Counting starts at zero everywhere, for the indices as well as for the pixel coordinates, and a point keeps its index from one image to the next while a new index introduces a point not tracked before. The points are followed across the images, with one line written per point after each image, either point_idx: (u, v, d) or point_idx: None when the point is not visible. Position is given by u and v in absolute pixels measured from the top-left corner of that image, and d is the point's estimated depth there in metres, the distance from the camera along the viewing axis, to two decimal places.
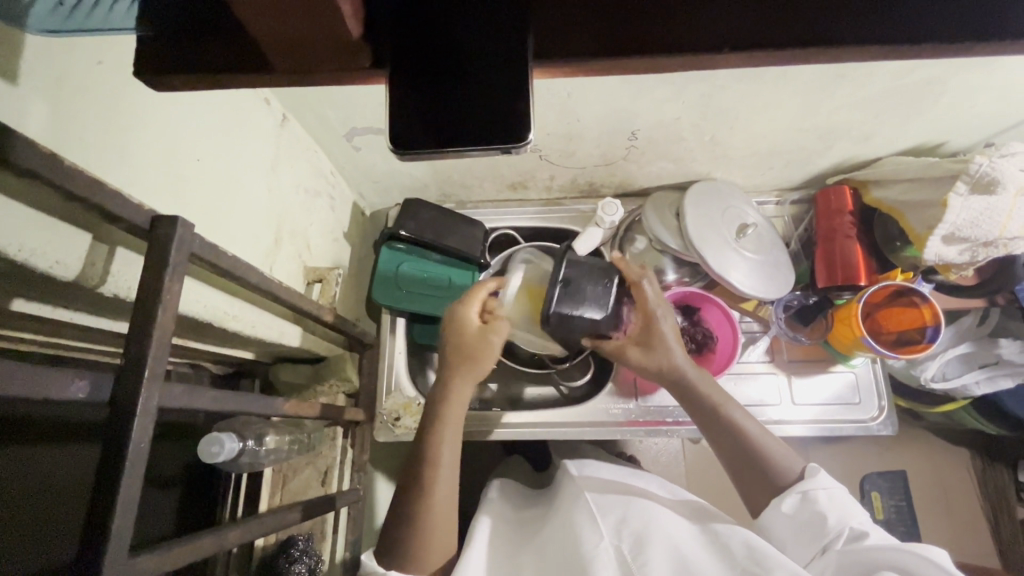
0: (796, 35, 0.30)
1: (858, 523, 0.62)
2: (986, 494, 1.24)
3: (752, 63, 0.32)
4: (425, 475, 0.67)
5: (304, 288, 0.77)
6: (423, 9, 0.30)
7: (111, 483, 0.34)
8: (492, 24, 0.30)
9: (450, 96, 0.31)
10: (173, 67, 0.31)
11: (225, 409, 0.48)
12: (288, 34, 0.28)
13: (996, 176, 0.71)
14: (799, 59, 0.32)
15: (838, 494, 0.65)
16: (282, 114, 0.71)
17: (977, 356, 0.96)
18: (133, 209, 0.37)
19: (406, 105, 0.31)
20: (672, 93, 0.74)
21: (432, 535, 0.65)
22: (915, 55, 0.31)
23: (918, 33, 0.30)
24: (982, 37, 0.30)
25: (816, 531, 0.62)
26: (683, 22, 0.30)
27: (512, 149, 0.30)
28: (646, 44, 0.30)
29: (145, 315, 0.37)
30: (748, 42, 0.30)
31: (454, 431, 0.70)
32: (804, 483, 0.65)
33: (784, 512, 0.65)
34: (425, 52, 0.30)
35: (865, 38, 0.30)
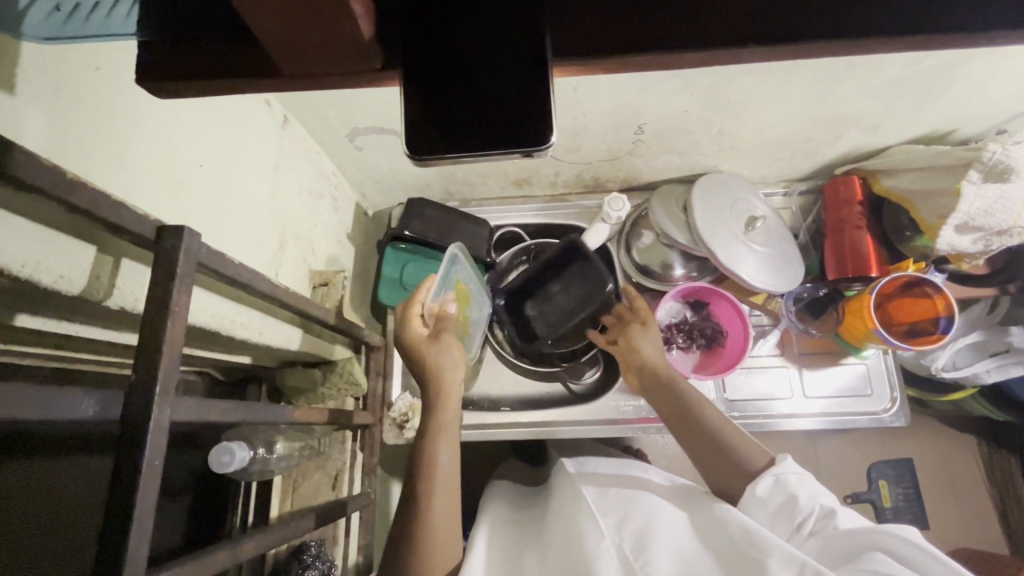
0: (822, 27, 0.29)
1: (829, 500, 0.60)
2: (995, 480, 1.24)
3: (776, 58, 0.31)
4: (432, 483, 0.65)
5: (310, 292, 0.76)
6: (434, 11, 0.29)
7: (124, 501, 0.33)
8: (508, 21, 0.29)
9: (467, 99, 0.29)
10: (179, 73, 0.30)
11: (236, 418, 0.47)
12: (296, 37, 0.27)
13: (1010, 163, 0.69)
14: (826, 53, 0.31)
15: (809, 477, 0.63)
16: (283, 115, 0.70)
17: (988, 345, 0.95)
18: (138, 219, 0.36)
19: (421, 105, 0.30)
20: (680, 86, 0.73)
21: (446, 537, 0.65)
22: (940, 48, 0.30)
23: (946, 22, 0.29)
24: (1011, 28, 0.29)
25: (789, 514, 0.60)
26: (708, 16, 0.29)
27: (534, 152, 0.29)
28: (671, 40, 0.29)
29: (154, 330, 0.36)
30: (772, 36, 0.29)
31: (447, 436, 0.70)
32: (775, 467, 0.64)
33: (757, 498, 0.63)
34: (437, 51, 0.29)
35: (895, 29, 0.29)
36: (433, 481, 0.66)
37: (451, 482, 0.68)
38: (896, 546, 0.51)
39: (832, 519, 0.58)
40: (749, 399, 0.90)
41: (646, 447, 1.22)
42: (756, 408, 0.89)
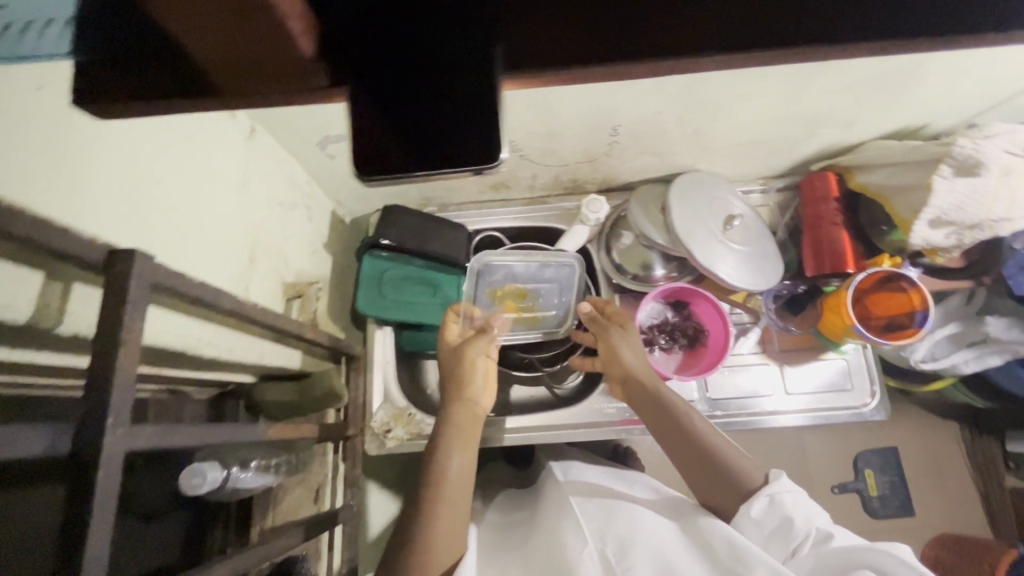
0: (774, 34, 0.29)
1: (823, 522, 0.61)
2: (977, 466, 1.26)
3: (732, 65, 0.30)
4: (436, 501, 0.67)
5: (283, 305, 0.75)
6: (384, 21, 0.28)
7: (74, 537, 0.32)
8: (453, 34, 0.28)
9: (415, 115, 0.28)
10: (115, 92, 0.29)
11: (203, 441, 0.46)
12: (232, 54, 0.26)
13: (980, 158, 0.70)
14: (781, 59, 0.30)
15: (801, 495, 0.63)
16: (250, 126, 0.68)
17: (965, 336, 0.96)
18: (84, 244, 0.35)
19: (370, 123, 0.29)
20: (653, 87, 0.72)
21: (445, 545, 0.66)
22: (896, 52, 0.30)
23: (897, 28, 0.29)
24: (961, 31, 0.29)
25: (784, 535, 0.61)
26: (660, 24, 0.28)
27: (482, 169, 0.28)
28: (623, 48, 0.28)
29: (104, 359, 0.35)
30: (726, 43, 0.29)
31: (465, 456, 0.71)
32: (769, 488, 0.63)
33: (752, 519, 0.62)
34: (388, 68, 0.28)
35: (847, 34, 0.29)
36: (437, 498, 0.67)
37: (463, 495, 0.69)
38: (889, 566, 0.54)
39: (824, 538, 0.59)
40: (732, 397, 0.90)
41: (635, 445, 1.23)
42: (739, 407, 0.90)
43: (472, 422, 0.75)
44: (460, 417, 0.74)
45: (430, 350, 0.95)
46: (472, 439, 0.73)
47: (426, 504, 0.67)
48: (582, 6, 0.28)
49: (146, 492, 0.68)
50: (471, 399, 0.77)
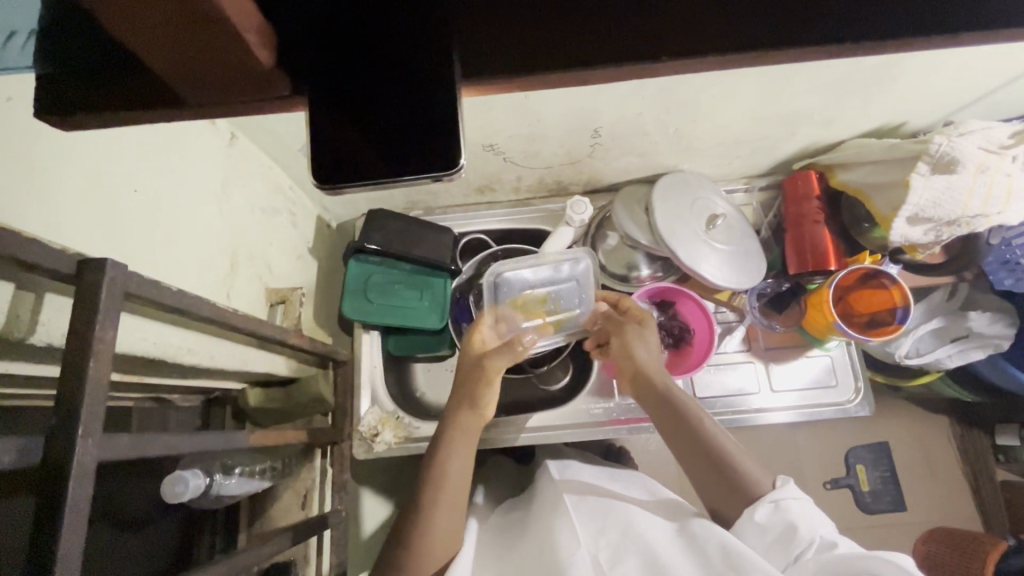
0: (728, 39, 0.29)
1: (828, 532, 0.60)
2: (967, 460, 1.27)
3: (690, 70, 0.31)
4: (436, 499, 0.69)
5: (267, 311, 0.75)
6: (342, 26, 0.28)
7: (46, 546, 0.32)
8: (411, 43, 0.28)
9: (379, 121, 0.29)
10: (78, 105, 0.29)
11: (181, 449, 0.46)
12: (190, 66, 0.27)
13: (956, 155, 0.70)
14: (737, 64, 0.31)
15: (807, 505, 0.63)
16: (231, 132, 0.68)
17: (949, 331, 0.97)
18: (55, 254, 0.35)
19: (335, 128, 0.29)
20: (632, 89, 0.73)
21: (442, 538, 0.69)
22: (852, 54, 0.31)
23: (850, 30, 0.30)
24: (909, 34, 0.30)
25: (786, 542, 0.60)
26: (616, 30, 0.29)
27: (443, 176, 0.29)
28: (579, 55, 0.29)
29: (75, 369, 0.35)
30: (682, 48, 0.29)
31: (464, 461, 0.72)
32: (776, 492, 0.63)
33: (755, 524, 0.62)
34: (352, 77, 0.28)
35: (799, 38, 0.30)
36: (438, 497, 0.69)
37: (461, 500, 0.71)
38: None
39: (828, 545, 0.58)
40: (719, 395, 0.91)
41: (627, 445, 1.23)
42: (726, 405, 0.90)
43: (478, 427, 0.75)
44: (466, 423, 0.74)
45: (418, 353, 0.95)
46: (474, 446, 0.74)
47: (424, 503, 0.69)
48: (540, 14, 0.29)
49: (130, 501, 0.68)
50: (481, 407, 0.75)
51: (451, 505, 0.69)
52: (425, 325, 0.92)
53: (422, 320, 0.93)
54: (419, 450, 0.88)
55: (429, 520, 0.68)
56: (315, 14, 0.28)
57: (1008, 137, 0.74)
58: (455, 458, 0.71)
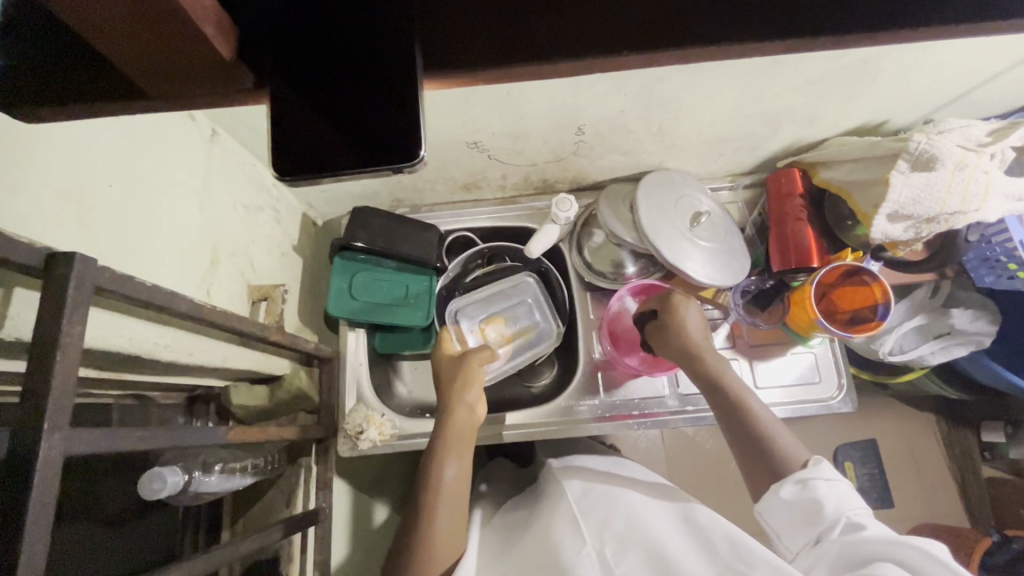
0: (692, 32, 0.30)
1: (856, 513, 0.60)
2: (953, 456, 1.27)
3: (655, 63, 0.32)
4: (436, 501, 0.68)
5: (249, 308, 0.75)
6: (308, 26, 0.29)
7: (10, 539, 0.32)
8: (373, 35, 0.29)
9: (349, 119, 0.29)
10: (38, 98, 0.29)
11: (154, 445, 0.46)
12: (147, 59, 0.27)
13: (934, 153, 0.71)
14: (702, 57, 0.31)
15: (841, 487, 0.62)
16: (212, 128, 0.68)
17: (931, 328, 0.98)
18: (19, 248, 0.35)
19: (304, 121, 0.29)
20: (614, 87, 0.73)
21: (446, 541, 0.68)
22: (817, 47, 0.32)
23: (814, 22, 0.30)
24: (868, 27, 0.30)
25: (811, 522, 0.61)
26: (581, 21, 0.29)
27: (404, 168, 0.28)
28: (541, 47, 0.30)
29: (42, 364, 0.35)
30: (651, 42, 0.30)
31: (463, 459, 0.72)
32: (806, 473, 0.63)
33: (782, 502, 0.63)
34: (319, 74, 0.29)
35: (761, 31, 0.30)
36: (437, 497, 0.69)
37: (461, 498, 0.71)
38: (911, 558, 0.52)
39: (855, 529, 0.58)
40: None
41: (615, 443, 1.23)
42: None
43: (467, 428, 0.75)
44: (460, 417, 0.75)
45: (403, 351, 0.96)
46: (469, 446, 0.74)
47: (424, 501, 0.69)
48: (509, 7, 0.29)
49: (113, 500, 0.67)
50: (470, 403, 0.77)
51: (450, 508, 0.69)
52: (410, 322, 0.92)
53: (407, 318, 0.93)
54: (405, 447, 0.88)
55: (429, 521, 0.68)
56: (281, 14, 0.28)
57: (987, 135, 0.75)
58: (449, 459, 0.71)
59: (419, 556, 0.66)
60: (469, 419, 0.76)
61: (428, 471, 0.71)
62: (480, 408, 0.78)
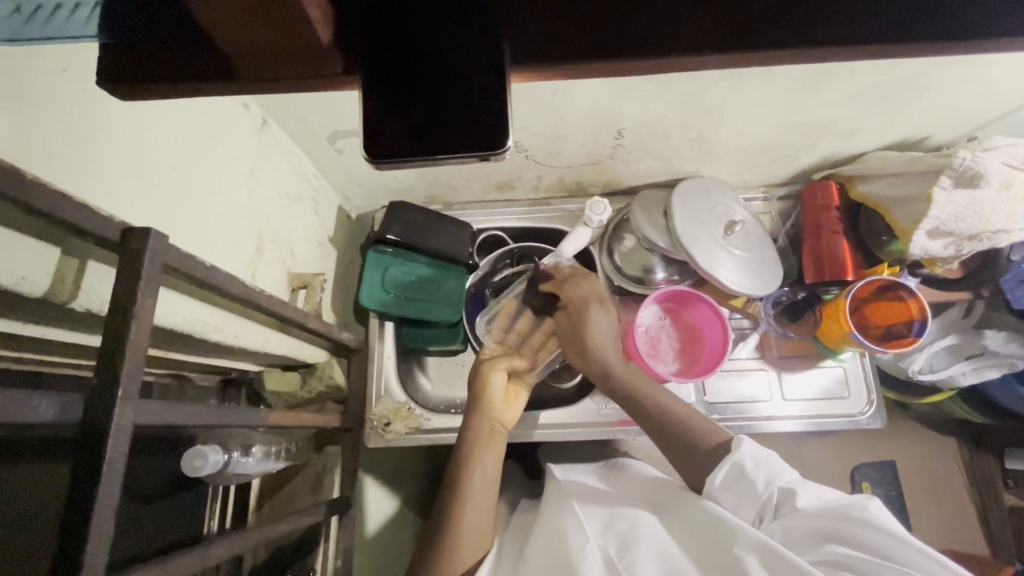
0: (746, 38, 0.32)
1: (785, 481, 0.63)
2: (974, 482, 1.24)
3: (708, 65, 0.34)
4: (468, 495, 0.71)
5: (289, 295, 0.76)
6: (397, 30, 0.32)
7: (84, 502, 0.33)
8: (461, 35, 0.32)
9: (436, 106, 0.33)
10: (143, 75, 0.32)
11: (203, 422, 0.47)
12: (254, 42, 0.29)
13: (979, 170, 0.70)
14: (753, 61, 0.33)
15: (765, 457, 0.65)
16: (262, 117, 0.70)
17: (963, 348, 0.95)
18: (100, 222, 0.36)
19: (387, 119, 0.33)
20: (658, 92, 0.74)
21: (473, 535, 0.70)
22: (867, 55, 0.34)
23: (863, 34, 0.33)
24: (908, 39, 0.32)
25: (751, 501, 0.63)
26: (649, 21, 0.32)
27: (489, 155, 0.32)
28: (612, 47, 0.32)
29: (118, 334, 0.36)
30: (715, 43, 0.32)
31: (493, 463, 0.75)
32: (732, 454, 0.65)
33: (718, 485, 0.65)
34: (402, 74, 0.32)
35: (810, 41, 0.32)
36: (469, 490, 0.71)
37: (490, 496, 0.73)
38: (856, 531, 0.54)
39: (791, 500, 0.60)
40: (730, 401, 0.90)
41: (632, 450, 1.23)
42: (739, 410, 0.90)
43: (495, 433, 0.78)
44: (483, 426, 0.78)
45: (430, 346, 0.96)
46: (498, 448, 0.77)
47: (457, 493, 0.71)
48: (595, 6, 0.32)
49: (147, 476, 0.68)
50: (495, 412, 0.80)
51: (479, 500, 0.71)
52: (439, 317, 0.93)
53: (436, 314, 0.94)
54: (430, 441, 0.89)
55: (460, 513, 0.70)
56: (368, 13, 0.31)
57: None
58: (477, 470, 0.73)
59: (450, 544, 0.68)
60: (497, 438, 0.78)
61: (457, 471, 0.74)
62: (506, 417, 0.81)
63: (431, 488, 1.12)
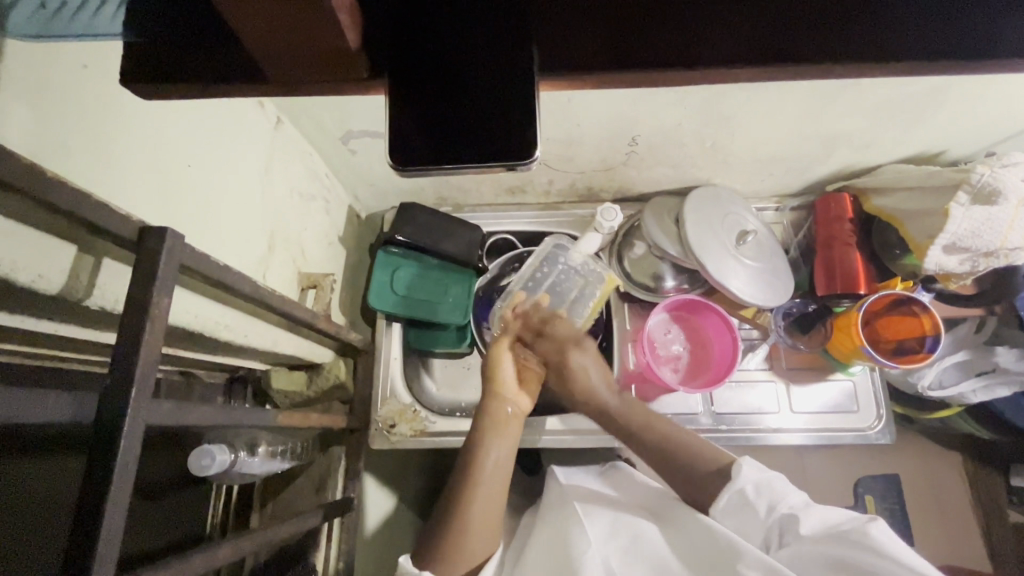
0: (768, 52, 0.32)
1: (789, 505, 0.61)
2: (979, 499, 1.23)
3: (731, 79, 0.34)
4: (473, 496, 0.70)
5: (298, 295, 0.76)
6: (427, 39, 0.32)
7: (96, 503, 0.33)
8: (491, 49, 0.33)
9: (464, 116, 0.33)
10: (176, 77, 0.33)
11: (213, 422, 0.47)
12: (278, 49, 0.29)
13: (998, 186, 0.70)
14: (775, 76, 0.33)
15: (768, 481, 0.64)
16: (277, 116, 0.70)
17: (974, 364, 0.93)
18: (118, 220, 0.36)
19: (407, 127, 0.34)
20: (675, 100, 0.73)
21: (476, 538, 0.69)
22: (898, 70, 0.33)
23: (889, 50, 0.32)
24: (927, 59, 0.32)
25: (755, 526, 0.62)
26: (673, 33, 0.32)
27: (517, 165, 0.33)
28: (635, 58, 0.32)
29: (133, 333, 0.36)
30: (749, 54, 0.32)
31: (506, 449, 0.74)
32: (733, 482, 0.64)
33: (722, 510, 0.65)
34: (429, 83, 0.33)
35: (835, 56, 0.32)
36: (475, 487, 0.70)
37: (499, 493, 0.72)
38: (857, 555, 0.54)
39: (794, 525, 0.60)
40: (738, 412, 0.90)
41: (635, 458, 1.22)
42: (746, 422, 0.89)
43: (512, 421, 0.78)
44: (494, 410, 0.77)
45: (437, 349, 0.96)
46: (509, 433, 0.76)
47: (460, 492, 0.70)
48: (633, 18, 0.32)
49: (154, 473, 0.68)
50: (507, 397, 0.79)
51: (484, 502, 0.70)
52: (447, 320, 0.93)
53: (444, 316, 0.93)
54: (435, 444, 0.88)
55: (462, 513, 0.69)
56: (396, 21, 0.32)
57: None
58: (485, 456, 0.73)
59: (447, 548, 0.67)
60: (514, 429, 0.77)
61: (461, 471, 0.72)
62: (523, 404, 0.80)
63: (433, 491, 1.11)
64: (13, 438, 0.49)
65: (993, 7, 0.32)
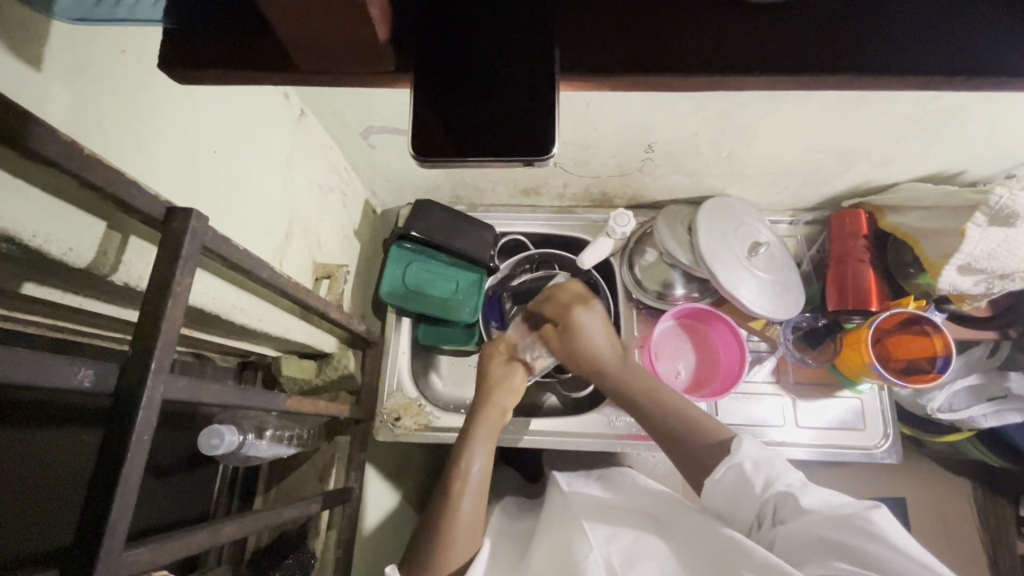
0: (793, 61, 0.32)
1: (785, 484, 0.61)
2: (988, 527, 1.20)
3: (753, 85, 0.34)
4: (461, 491, 0.71)
5: (312, 284, 0.77)
6: (452, 41, 0.34)
7: (112, 470, 0.34)
8: (512, 51, 0.34)
9: (488, 113, 0.34)
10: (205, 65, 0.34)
11: (222, 402, 0.48)
12: (308, 40, 0.31)
13: (1016, 208, 0.70)
14: (797, 85, 0.34)
15: (766, 459, 0.64)
16: (301, 108, 0.71)
17: (985, 389, 0.92)
18: (147, 200, 0.37)
19: (430, 120, 0.35)
20: (691, 108, 0.74)
21: (465, 531, 0.70)
22: (915, 84, 0.33)
23: (911, 65, 0.32)
24: (948, 73, 0.32)
25: (751, 503, 0.62)
26: (690, 41, 0.33)
27: (534, 161, 0.34)
28: (647, 62, 0.33)
29: (154, 307, 0.37)
30: (767, 63, 0.32)
31: (485, 448, 0.75)
32: (731, 456, 0.65)
33: (716, 485, 0.65)
34: (453, 81, 0.34)
35: (858, 67, 0.32)
36: (460, 492, 0.71)
37: (482, 492, 0.73)
38: (851, 542, 0.51)
39: (790, 501, 0.59)
40: (743, 423, 0.89)
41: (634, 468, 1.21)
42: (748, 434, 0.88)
43: (495, 426, 0.78)
44: (484, 418, 0.78)
45: (444, 346, 0.97)
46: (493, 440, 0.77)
47: (448, 495, 0.71)
48: (655, 29, 0.33)
49: (164, 451, 0.70)
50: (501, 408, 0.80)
51: (473, 499, 0.71)
52: (456, 317, 0.94)
53: (453, 313, 0.94)
54: (439, 438, 0.88)
55: (453, 513, 0.70)
56: (422, 19, 0.34)
57: None
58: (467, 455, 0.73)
59: (438, 545, 0.68)
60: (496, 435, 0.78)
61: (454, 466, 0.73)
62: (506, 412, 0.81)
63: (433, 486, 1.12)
64: (31, 407, 0.51)
65: (1013, 30, 0.32)
